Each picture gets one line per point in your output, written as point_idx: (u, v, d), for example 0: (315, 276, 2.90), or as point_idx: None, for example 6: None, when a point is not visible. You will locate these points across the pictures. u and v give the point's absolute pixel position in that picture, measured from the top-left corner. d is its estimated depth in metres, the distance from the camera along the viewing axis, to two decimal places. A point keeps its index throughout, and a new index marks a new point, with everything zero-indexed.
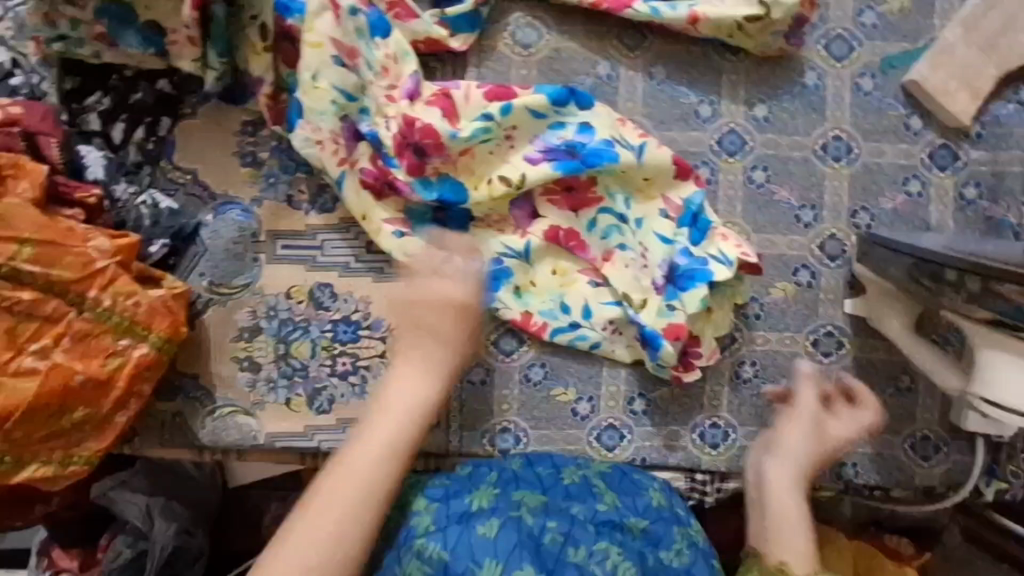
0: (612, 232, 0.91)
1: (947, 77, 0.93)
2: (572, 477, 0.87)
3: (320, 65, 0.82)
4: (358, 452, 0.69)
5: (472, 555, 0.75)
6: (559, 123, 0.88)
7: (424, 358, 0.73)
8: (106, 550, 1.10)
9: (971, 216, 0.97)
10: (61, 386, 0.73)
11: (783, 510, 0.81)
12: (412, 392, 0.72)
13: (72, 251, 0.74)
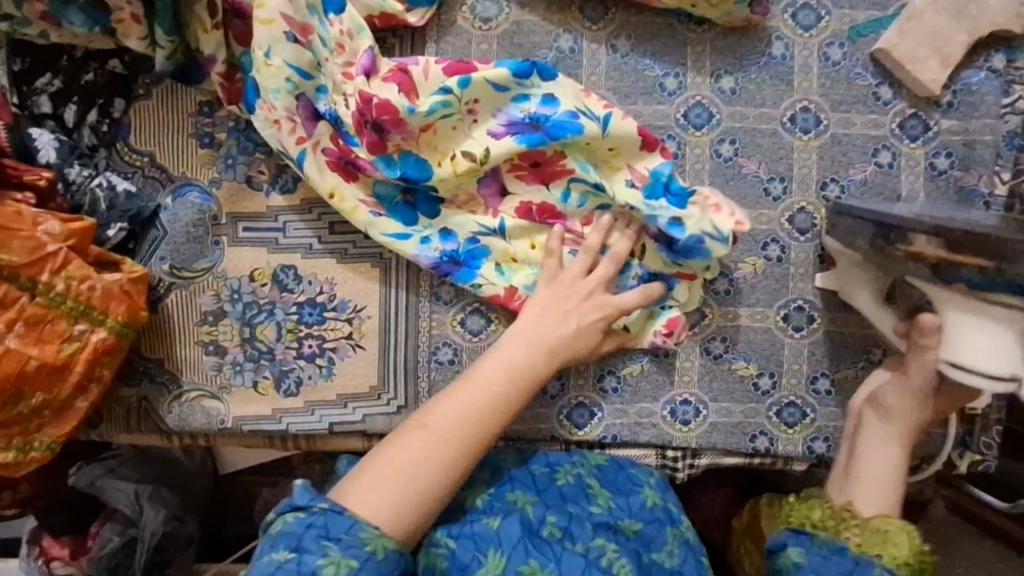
0: (588, 199, 0.89)
1: (915, 44, 0.92)
2: (567, 477, 0.91)
3: (272, 42, 0.80)
4: (460, 402, 0.78)
5: (477, 546, 0.82)
6: (523, 95, 0.86)
7: (526, 333, 0.83)
8: (95, 538, 1.12)
9: (943, 186, 0.96)
10: (15, 371, 0.72)
11: (877, 469, 0.86)
12: (509, 358, 0.82)
13: (20, 234, 0.73)
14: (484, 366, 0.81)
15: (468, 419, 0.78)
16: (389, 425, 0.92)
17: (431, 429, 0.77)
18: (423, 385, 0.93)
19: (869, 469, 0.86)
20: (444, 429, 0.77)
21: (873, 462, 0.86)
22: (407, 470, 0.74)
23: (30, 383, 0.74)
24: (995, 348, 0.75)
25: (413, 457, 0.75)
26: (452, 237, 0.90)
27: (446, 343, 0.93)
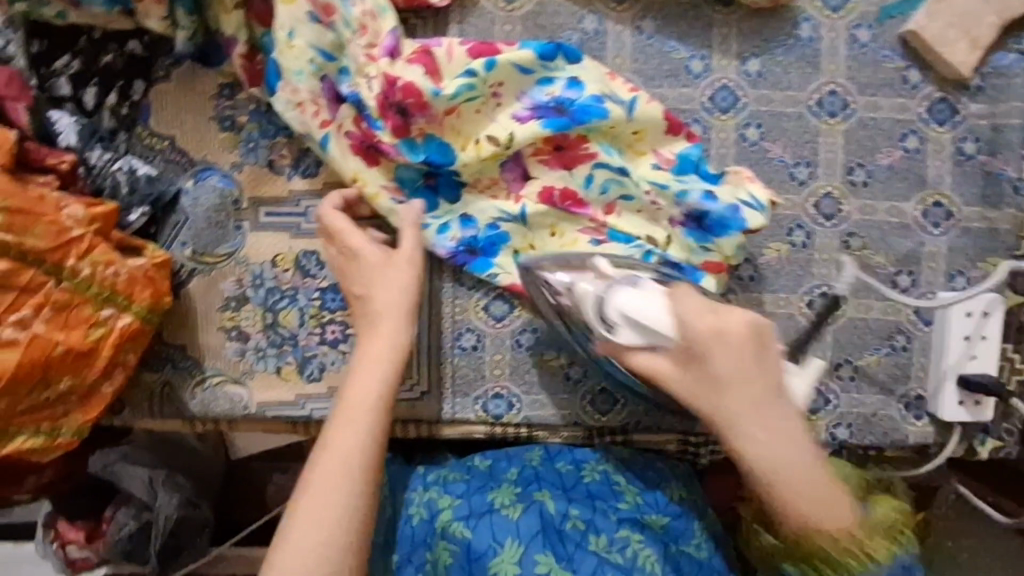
0: (610, 186, 0.87)
1: (944, 25, 0.91)
2: (593, 474, 0.90)
3: (295, 23, 0.81)
4: (336, 444, 0.76)
5: (495, 535, 0.82)
6: (547, 78, 0.85)
7: (388, 338, 0.80)
8: (110, 523, 1.12)
9: (970, 170, 0.95)
10: (43, 357, 0.72)
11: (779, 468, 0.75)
12: (375, 369, 0.79)
13: (45, 218, 0.72)
14: (351, 393, 0.78)
15: (344, 458, 0.75)
16: (411, 412, 0.94)
17: (314, 484, 0.74)
18: (447, 369, 0.94)
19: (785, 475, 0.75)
20: (326, 477, 0.74)
21: (756, 461, 0.75)
22: (300, 532, 0.72)
23: (56, 367, 0.73)
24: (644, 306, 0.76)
25: (306, 522, 0.72)
26: (473, 223, 0.89)
27: (469, 330, 0.94)
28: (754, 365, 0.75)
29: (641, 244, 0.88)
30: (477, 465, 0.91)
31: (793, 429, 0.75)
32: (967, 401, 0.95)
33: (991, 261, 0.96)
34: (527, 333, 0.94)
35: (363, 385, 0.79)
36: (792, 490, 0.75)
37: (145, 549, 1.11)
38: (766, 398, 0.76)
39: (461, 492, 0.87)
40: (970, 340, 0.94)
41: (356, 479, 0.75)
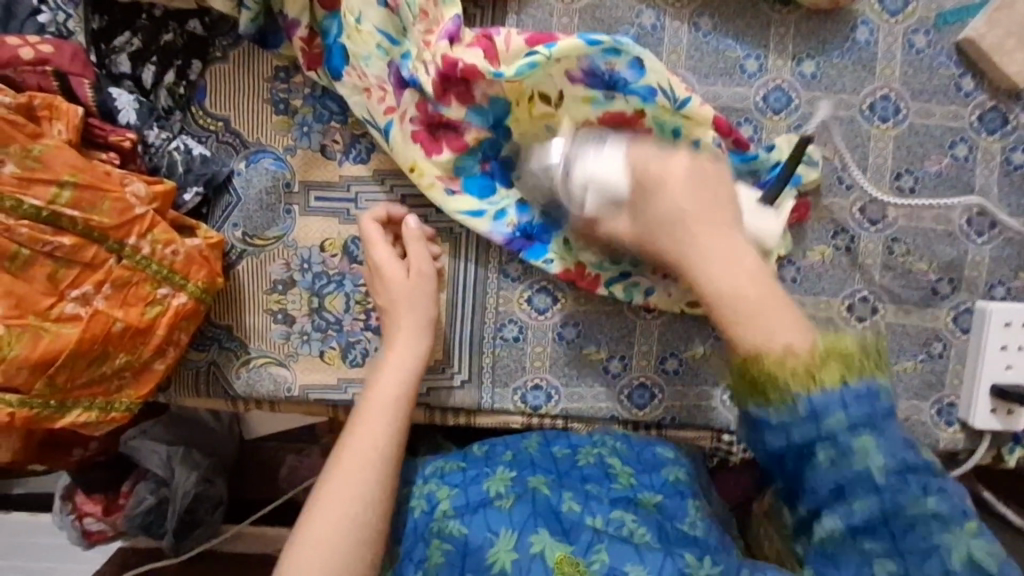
0: None
1: (1005, 34, 0.90)
2: (589, 458, 0.90)
3: (363, 7, 0.81)
4: (362, 436, 0.77)
5: (490, 527, 0.79)
6: (614, 49, 0.82)
7: (407, 345, 0.83)
8: (128, 497, 1.15)
9: (1018, 181, 0.95)
10: (103, 333, 0.72)
11: (723, 288, 0.68)
12: (397, 372, 0.81)
13: (110, 195, 0.73)
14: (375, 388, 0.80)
15: (363, 454, 0.76)
16: (452, 400, 0.94)
17: (334, 481, 0.75)
18: (488, 357, 0.94)
19: (731, 283, 0.68)
20: (345, 476, 0.75)
21: (719, 286, 0.68)
22: (321, 536, 0.71)
23: (114, 343, 0.74)
24: (604, 161, 0.79)
25: (324, 521, 0.72)
26: (528, 210, 0.90)
27: (513, 320, 0.94)
28: (692, 194, 0.75)
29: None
30: (474, 452, 0.92)
31: (739, 250, 0.71)
32: (1000, 410, 0.95)
33: None
34: (569, 326, 0.94)
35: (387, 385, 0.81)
36: (725, 308, 0.67)
37: (164, 522, 1.13)
38: (705, 226, 0.73)
39: (458, 482, 0.87)
40: (1007, 350, 0.94)
41: (377, 479, 0.76)
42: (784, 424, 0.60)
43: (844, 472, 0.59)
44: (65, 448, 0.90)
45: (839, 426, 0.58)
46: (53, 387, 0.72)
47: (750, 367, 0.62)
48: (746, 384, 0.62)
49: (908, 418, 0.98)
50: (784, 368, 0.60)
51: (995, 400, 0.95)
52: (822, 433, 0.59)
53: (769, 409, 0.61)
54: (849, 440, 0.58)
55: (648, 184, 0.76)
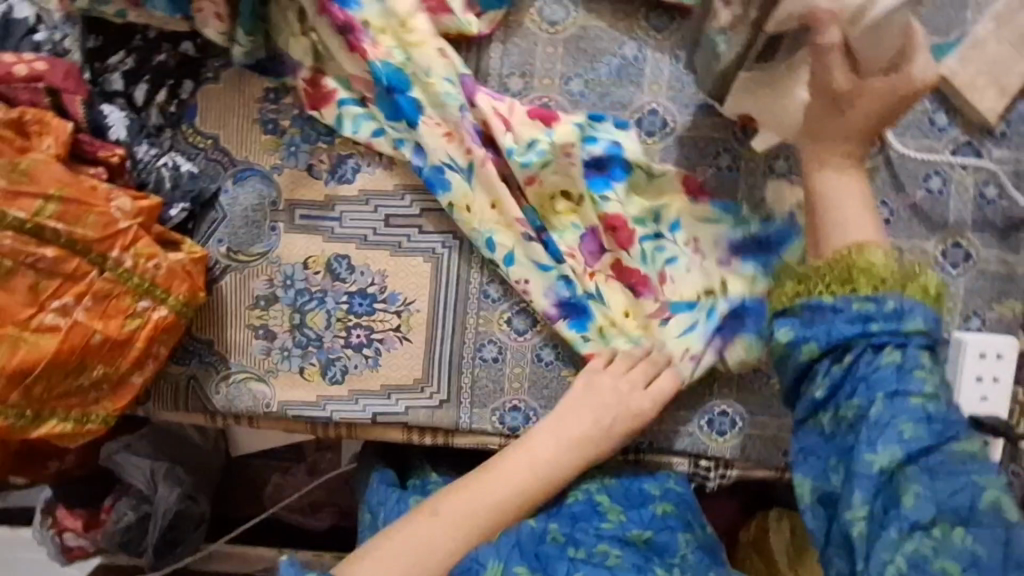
0: (657, 251, 0.92)
1: (976, 72, 0.93)
2: (578, 495, 0.91)
3: (415, 64, 0.87)
4: (493, 485, 0.85)
5: (474, 558, 0.80)
6: (591, 137, 0.90)
7: (565, 439, 0.87)
8: (110, 511, 1.13)
9: (992, 215, 0.97)
10: (81, 343, 0.73)
11: (846, 211, 0.78)
12: (547, 459, 0.86)
13: (95, 209, 0.74)
14: (531, 457, 0.86)
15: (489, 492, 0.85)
16: (430, 419, 0.94)
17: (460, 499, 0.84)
18: (466, 378, 0.95)
19: (849, 210, 0.78)
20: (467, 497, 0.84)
21: (840, 208, 0.78)
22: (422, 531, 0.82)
23: (93, 355, 0.74)
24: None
25: (439, 526, 0.82)
26: (572, 284, 0.90)
27: (491, 340, 0.95)
28: (882, 102, 0.75)
29: (702, 302, 0.90)
30: None
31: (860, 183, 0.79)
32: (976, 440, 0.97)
33: (1006, 305, 0.98)
34: (547, 349, 0.94)
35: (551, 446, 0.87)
36: (831, 207, 0.78)
37: (142, 541, 1.12)
38: (846, 149, 0.78)
39: None
40: (982, 381, 0.96)
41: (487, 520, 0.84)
42: (865, 313, 0.67)
43: (901, 377, 0.66)
44: (40, 458, 0.91)
45: (914, 334, 0.67)
46: (29, 397, 0.73)
47: (854, 257, 0.69)
48: (832, 273, 0.69)
49: None
50: (880, 271, 0.68)
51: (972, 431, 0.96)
52: (900, 336, 0.67)
53: (853, 299, 0.68)
54: (921, 396, 0.66)
55: (849, 89, 0.75)
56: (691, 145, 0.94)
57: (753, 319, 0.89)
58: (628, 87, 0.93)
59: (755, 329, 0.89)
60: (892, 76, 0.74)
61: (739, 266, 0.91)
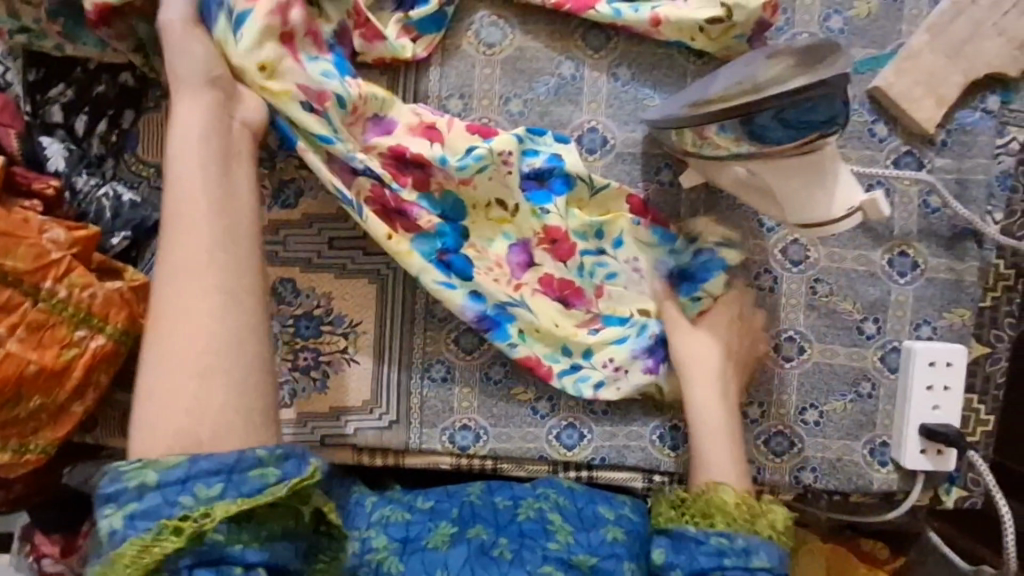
0: (596, 269, 0.94)
1: (912, 84, 0.94)
2: (528, 513, 0.88)
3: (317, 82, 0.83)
4: (172, 266, 0.67)
5: (426, 569, 0.83)
6: (533, 150, 0.92)
7: (195, 163, 0.70)
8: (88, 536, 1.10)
9: (936, 224, 0.97)
10: (15, 373, 0.73)
11: (707, 433, 0.90)
12: (189, 177, 0.70)
13: (26, 241, 0.75)
14: (173, 215, 0.69)
15: (196, 274, 0.67)
16: (379, 440, 0.94)
17: (168, 326, 0.65)
18: (416, 399, 0.95)
19: (711, 443, 0.90)
20: (177, 306, 0.66)
21: (703, 431, 0.90)
22: (159, 384, 0.64)
23: (27, 386, 0.75)
24: (829, 189, 0.83)
25: (169, 289, 0.66)
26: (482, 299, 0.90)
27: (440, 360, 0.95)
28: (735, 343, 0.93)
29: (635, 319, 0.94)
30: (420, 505, 0.91)
31: (723, 423, 0.90)
32: (930, 450, 0.97)
33: (956, 312, 0.98)
34: (497, 366, 0.96)
35: (214, 182, 0.70)
36: (703, 438, 0.90)
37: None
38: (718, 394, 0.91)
39: (400, 534, 0.88)
40: (933, 390, 0.96)
41: (237, 265, 0.69)
42: (720, 548, 0.81)
43: None
44: None
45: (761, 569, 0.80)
46: None
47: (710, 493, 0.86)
48: (729, 515, 0.84)
49: (839, 460, 0.98)
50: (729, 508, 0.84)
51: (924, 440, 0.96)
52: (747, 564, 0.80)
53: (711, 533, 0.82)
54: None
55: (726, 335, 0.93)
56: (634, 161, 0.95)
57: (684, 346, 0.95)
58: (568, 105, 0.94)
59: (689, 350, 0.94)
60: (755, 318, 0.95)
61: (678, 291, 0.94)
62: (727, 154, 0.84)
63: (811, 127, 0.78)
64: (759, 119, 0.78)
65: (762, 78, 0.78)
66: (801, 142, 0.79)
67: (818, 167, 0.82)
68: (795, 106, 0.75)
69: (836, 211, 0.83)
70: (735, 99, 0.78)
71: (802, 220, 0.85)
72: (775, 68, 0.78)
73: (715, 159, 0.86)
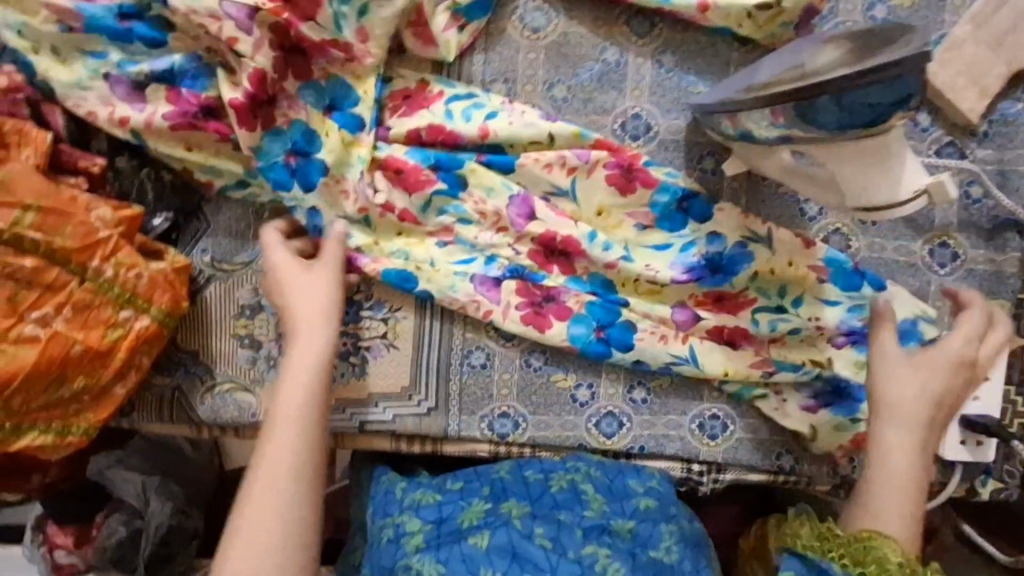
0: (746, 392, 0.95)
1: (955, 74, 0.94)
2: (561, 484, 0.89)
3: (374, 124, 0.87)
4: (268, 454, 0.74)
5: (468, 567, 0.77)
6: (687, 244, 0.92)
7: (306, 346, 0.79)
8: (101, 528, 1.11)
9: (976, 215, 0.97)
10: (61, 355, 0.72)
11: (892, 473, 0.81)
12: (303, 364, 0.78)
13: (75, 220, 0.74)
14: (280, 400, 0.76)
15: (283, 480, 0.73)
16: (418, 427, 0.93)
17: (251, 493, 0.72)
18: (455, 385, 0.94)
19: (881, 479, 0.80)
20: (260, 475, 0.73)
21: (898, 464, 0.81)
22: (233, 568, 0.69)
23: (73, 366, 0.74)
24: (890, 172, 0.80)
25: (264, 471, 0.73)
26: (493, 263, 0.91)
27: (479, 347, 0.95)
28: (921, 382, 0.84)
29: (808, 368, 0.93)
30: (450, 487, 0.90)
31: (902, 459, 0.81)
32: (969, 441, 0.97)
33: (995, 303, 0.98)
34: (536, 354, 0.95)
35: (315, 372, 0.78)
36: (884, 478, 0.80)
37: (134, 558, 1.10)
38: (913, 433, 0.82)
39: (432, 516, 0.86)
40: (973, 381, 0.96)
41: (305, 434, 0.76)
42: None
43: None
44: (24, 472, 0.90)
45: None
46: (8, 410, 0.72)
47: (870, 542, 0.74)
48: (850, 552, 0.73)
49: None
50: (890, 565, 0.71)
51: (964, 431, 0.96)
52: None
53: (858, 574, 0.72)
54: None
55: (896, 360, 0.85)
56: (675, 149, 0.94)
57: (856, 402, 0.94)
58: (611, 92, 0.93)
59: (852, 409, 0.94)
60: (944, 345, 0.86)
61: (854, 349, 0.93)
62: (771, 138, 0.82)
63: (878, 110, 0.73)
64: (814, 104, 0.74)
65: (814, 65, 0.76)
66: (851, 131, 0.75)
67: (882, 149, 0.78)
68: (859, 89, 0.71)
69: (899, 196, 0.80)
70: (792, 83, 0.76)
71: (861, 205, 0.83)
72: (829, 54, 0.77)
73: (762, 143, 0.84)
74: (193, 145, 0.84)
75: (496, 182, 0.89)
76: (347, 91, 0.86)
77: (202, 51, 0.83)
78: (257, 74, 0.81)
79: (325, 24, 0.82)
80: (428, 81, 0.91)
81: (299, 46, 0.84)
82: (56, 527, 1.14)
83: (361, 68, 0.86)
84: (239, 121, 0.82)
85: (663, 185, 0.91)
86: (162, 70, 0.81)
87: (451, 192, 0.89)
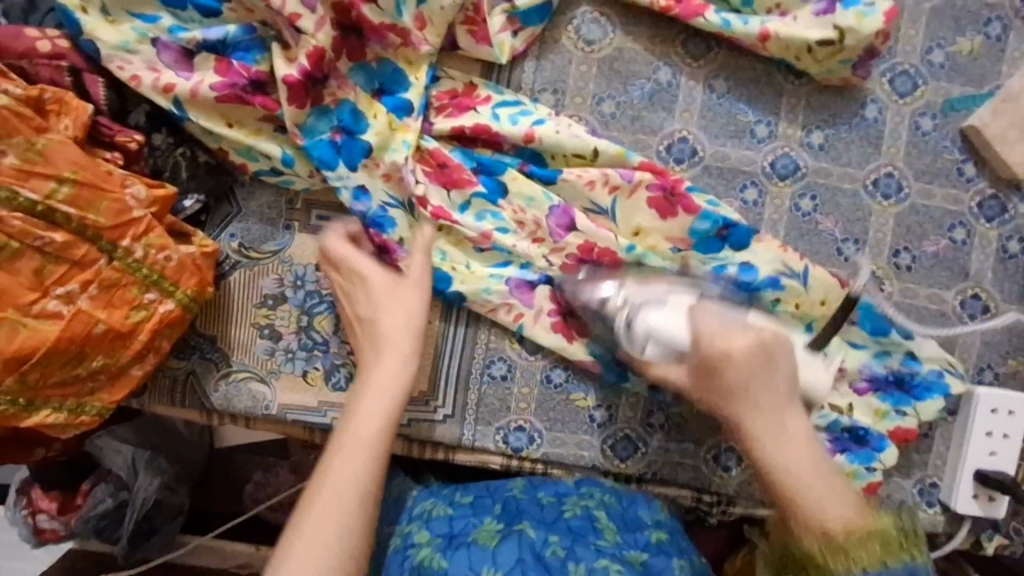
0: None
1: (1008, 125, 0.92)
2: (575, 510, 0.85)
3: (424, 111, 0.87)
4: (338, 466, 0.69)
5: (471, 566, 0.76)
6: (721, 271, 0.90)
7: (393, 358, 0.76)
8: (87, 496, 1.10)
9: (1012, 269, 0.96)
10: (83, 333, 0.70)
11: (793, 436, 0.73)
12: (390, 377, 0.75)
13: (108, 196, 0.72)
14: (359, 412, 0.73)
15: (352, 496, 0.68)
16: (431, 433, 0.92)
17: (315, 524, 0.66)
18: (473, 395, 0.93)
19: (800, 461, 0.71)
20: (326, 505, 0.67)
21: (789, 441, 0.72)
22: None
23: (93, 345, 0.72)
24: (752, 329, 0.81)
25: (330, 482, 0.68)
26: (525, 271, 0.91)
27: (501, 359, 0.93)
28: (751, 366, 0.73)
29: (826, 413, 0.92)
30: (461, 501, 0.89)
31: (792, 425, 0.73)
32: (982, 495, 0.96)
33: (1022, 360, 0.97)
34: (558, 370, 0.94)
35: (397, 386, 0.75)
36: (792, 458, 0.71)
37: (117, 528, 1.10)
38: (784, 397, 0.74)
39: (442, 529, 0.84)
40: (992, 436, 0.95)
41: (373, 466, 0.70)
42: None
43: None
44: (26, 444, 0.87)
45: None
46: (22, 384, 0.69)
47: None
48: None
49: (889, 495, 0.98)
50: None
51: (977, 485, 0.95)
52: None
53: None
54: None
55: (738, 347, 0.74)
56: (718, 175, 0.93)
57: (871, 449, 0.92)
58: (660, 112, 0.92)
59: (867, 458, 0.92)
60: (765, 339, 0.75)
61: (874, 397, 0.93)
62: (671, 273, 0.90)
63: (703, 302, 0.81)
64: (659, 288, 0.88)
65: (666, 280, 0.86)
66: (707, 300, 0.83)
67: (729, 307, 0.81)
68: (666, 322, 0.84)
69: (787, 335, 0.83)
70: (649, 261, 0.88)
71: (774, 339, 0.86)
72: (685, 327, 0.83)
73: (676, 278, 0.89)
74: (235, 121, 0.83)
75: (536, 192, 0.88)
76: (397, 78, 0.86)
77: (256, 24, 0.82)
78: (315, 52, 0.80)
79: (385, 8, 0.81)
80: (476, 83, 0.89)
81: (355, 26, 0.84)
82: (42, 492, 1.11)
83: (413, 53, 0.85)
84: (290, 98, 0.81)
85: (705, 213, 0.89)
86: (215, 39, 0.80)
87: (490, 197, 0.88)
